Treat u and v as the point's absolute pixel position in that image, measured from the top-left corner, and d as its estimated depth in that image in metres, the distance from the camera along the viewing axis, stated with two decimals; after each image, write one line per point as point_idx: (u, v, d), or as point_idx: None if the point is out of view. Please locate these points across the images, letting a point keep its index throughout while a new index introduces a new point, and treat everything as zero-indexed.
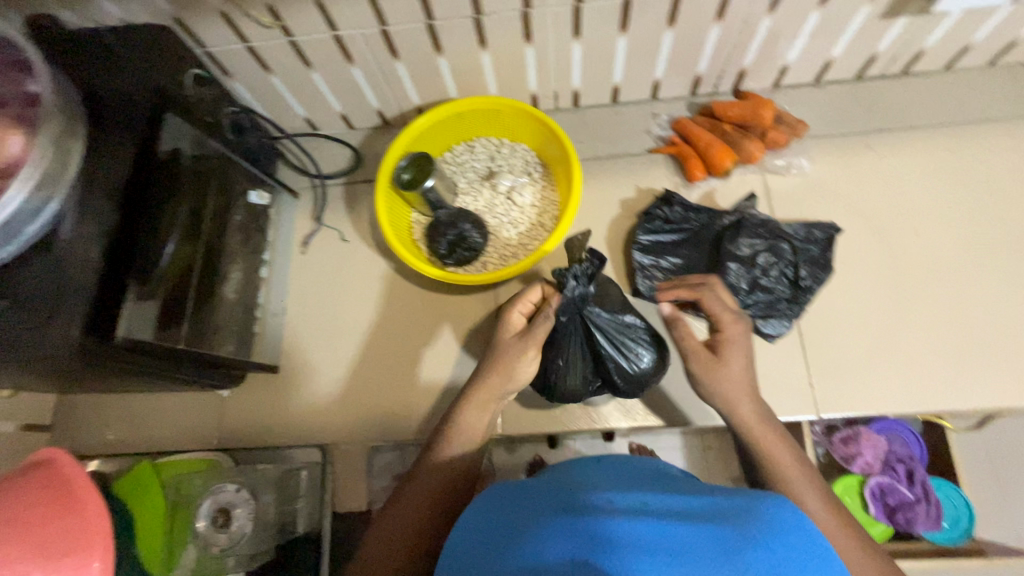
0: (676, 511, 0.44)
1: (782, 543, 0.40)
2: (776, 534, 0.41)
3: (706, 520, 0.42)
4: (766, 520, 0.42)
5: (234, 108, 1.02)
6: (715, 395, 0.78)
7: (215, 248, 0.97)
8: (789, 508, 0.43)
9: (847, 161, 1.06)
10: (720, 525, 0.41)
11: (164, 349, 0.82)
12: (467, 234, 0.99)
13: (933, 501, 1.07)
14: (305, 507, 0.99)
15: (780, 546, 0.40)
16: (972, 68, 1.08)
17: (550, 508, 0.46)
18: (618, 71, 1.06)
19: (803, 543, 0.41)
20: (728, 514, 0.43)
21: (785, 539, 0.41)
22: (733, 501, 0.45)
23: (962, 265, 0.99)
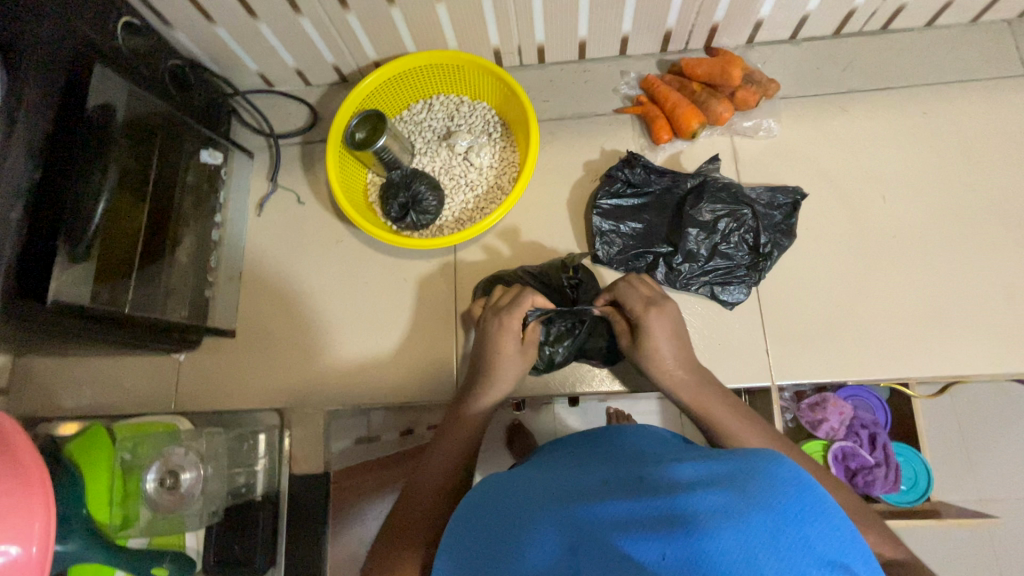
0: (685, 478, 0.45)
1: (778, 498, 0.40)
2: (777, 487, 0.40)
3: (711, 480, 0.43)
4: (767, 474, 0.42)
5: (175, 60, 0.97)
6: (659, 362, 0.78)
7: (165, 210, 0.95)
8: (798, 467, 0.42)
9: (818, 124, 1.02)
10: (717, 483, 0.42)
11: (105, 311, 0.81)
12: (422, 196, 0.96)
13: (893, 465, 1.07)
14: (261, 468, 0.94)
15: (779, 496, 0.39)
16: (955, 25, 1.03)
17: (570, 493, 0.51)
18: (583, 25, 1.01)
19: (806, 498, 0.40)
20: (732, 470, 0.43)
21: (788, 490, 0.40)
22: (739, 459, 0.45)
23: (929, 233, 0.97)
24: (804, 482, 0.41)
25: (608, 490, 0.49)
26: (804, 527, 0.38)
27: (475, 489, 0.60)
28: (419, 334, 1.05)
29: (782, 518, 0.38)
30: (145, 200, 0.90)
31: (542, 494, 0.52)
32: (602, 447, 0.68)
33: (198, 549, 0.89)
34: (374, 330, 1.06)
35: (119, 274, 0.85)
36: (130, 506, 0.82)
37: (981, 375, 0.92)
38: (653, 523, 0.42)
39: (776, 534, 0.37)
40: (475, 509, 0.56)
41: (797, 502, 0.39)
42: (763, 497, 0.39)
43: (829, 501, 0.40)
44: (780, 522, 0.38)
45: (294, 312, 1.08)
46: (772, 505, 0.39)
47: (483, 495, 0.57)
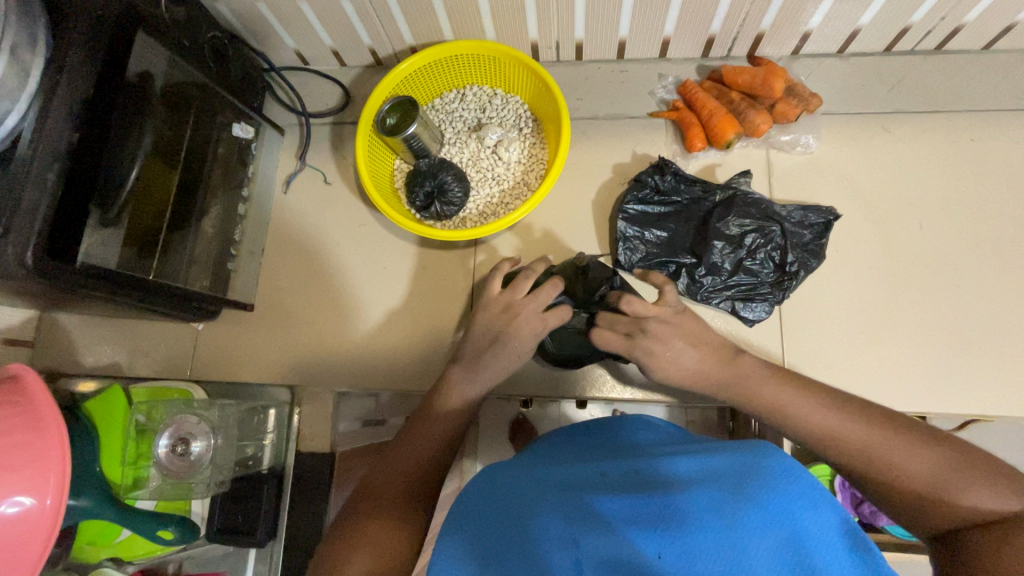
0: (691, 471, 0.47)
1: (777, 501, 0.43)
2: (774, 484, 0.44)
3: (716, 476, 0.46)
4: (762, 472, 0.45)
5: (215, 32, 0.97)
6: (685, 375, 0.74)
7: (194, 179, 0.97)
8: (791, 463, 0.47)
9: (859, 143, 0.99)
10: (719, 480, 0.45)
11: (133, 276, 0.84)
12: (448, 186, 0.96)
13: None
14: (270, 441, 1.01)
15: (771, 496, 0.43)
16: (1015, 51, 0.98)
17: (575, 481, 0.51)
18: (624, 25, 0.99)
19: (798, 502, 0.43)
20: (732, 467, 0.46)
21: (782, 488, 0.44)
22: (736, 455, 0.48)
23: (965, 265, 0.94)
24: (796, 476, 0.45)
25: (614, 481, 0.49)
26: (793, 520, 0.42)
27: (483, 470, 0.58)
28: (434, 323, 1.05)
29: (774, 512, 0.42)
30: (177, 168, 0.92)
31: (544, 478, 0.53)
32: (590, 432, 0.70)
33: (204, 513, 0.96)
34: (388, 315, 1.07)
35: (145, 241, 0.87)
36: (142, 467, 0.85)
37: (1003, 415, 0.89)
38: (661, 519, 0.43)
39: (769, 533, 0.41)
40: (481, 483, 0.55)
41: (789, 499, 0.43)
42: (759, 495, 0.43)
43: (814, 492, 0.45)
44: (773, 520, 0.42)
45: (312, 291, 1.10)
46: (765, 503, 0.43)
47: (483, 476, 0.57)
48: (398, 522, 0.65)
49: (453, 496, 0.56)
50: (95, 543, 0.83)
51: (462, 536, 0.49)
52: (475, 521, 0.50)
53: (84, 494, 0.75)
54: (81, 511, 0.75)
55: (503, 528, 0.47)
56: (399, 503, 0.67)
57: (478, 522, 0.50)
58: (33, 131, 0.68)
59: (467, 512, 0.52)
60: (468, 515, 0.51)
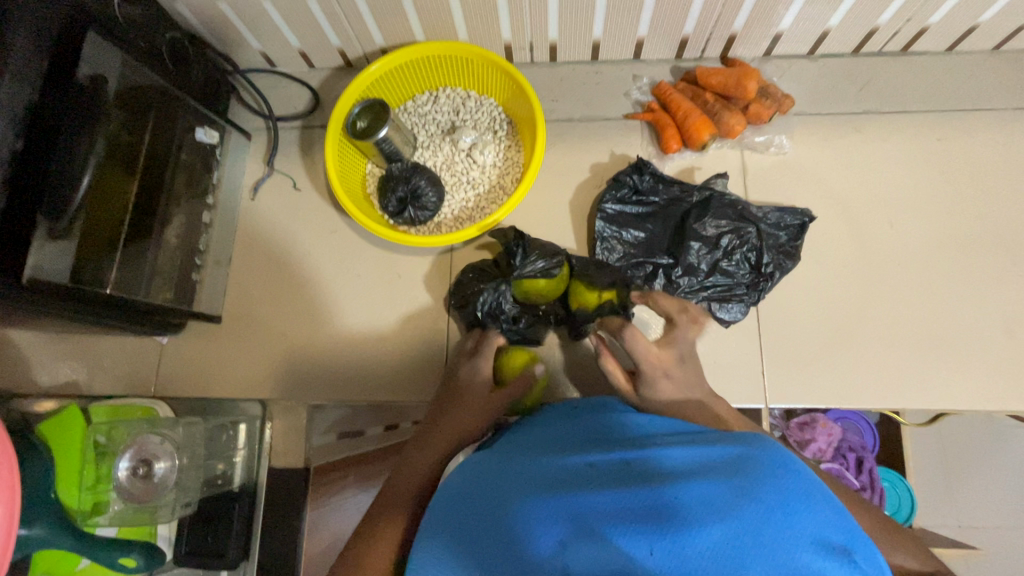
0: (682, 466, 0.45)
1: (773, 497, 0.41)
2: (770, 480, 0.42)
3: (709, 471, 0.44)
4: (758, 467, 0.44)
5: (173, 32, 0.94)
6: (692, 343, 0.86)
7: (155, 187, 0.92)
8: (784, 460, 0.45)
9: (831, 144, 1.00)
10: (714, 475, 0.43)
11: (90, 291, 0.81)
12: (421, 191, 0.94)
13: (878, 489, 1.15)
14: (240, 459, 0.96)
15: (766, 491, 0.41)
16: (977, 52, 1.01)
17: (563, 476, 0.48)
18: (598, 26, 0.98)
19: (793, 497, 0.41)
20: (725, 464, 0.44)
21: (780, 484, 0.42)
22: (731, 449, 0.46)
23: (935, 262, 0.95)
24: (791, 471, 0.44)
25: (603, 474, 0.47)
26: (790, 515, 0.40)
27: (468, 471, 0.56)
28: (412, 331, 1.03)
29: (772, 508, 0.40)
30: (136, 177, 0.88)
31: (528, 473, 0.50)
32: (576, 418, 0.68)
33: (171, 537, 0.89)
34: (363, 325, 1.04)
35: (103, 252, 0.83)
36: (101, 491, 0.80)
37: (974, 410, 0.91)
38: (653, 514, 0.41)
39: (764, 528, 0.39)
40: (466, 483, 0.53)
41: (788, 496, 0.41)
42: (754, 489, 0.41)
43: (809, 489, 0.43)
44: (772, 514, 0.40)
45: (283, 301, 1.06)
46: (761, 497, 0.41)
47: (468, 476, 0.55)
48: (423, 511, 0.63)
49: (436, 498, 0.54)
50: None
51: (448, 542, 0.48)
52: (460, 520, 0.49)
53: (38, 522, 0.72)
54: (36, 540, 0.72)
55: (484, 536, 0.46)
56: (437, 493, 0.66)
57: (463, 528, 0.48)
58: None
59: (451, 512, 0.50)
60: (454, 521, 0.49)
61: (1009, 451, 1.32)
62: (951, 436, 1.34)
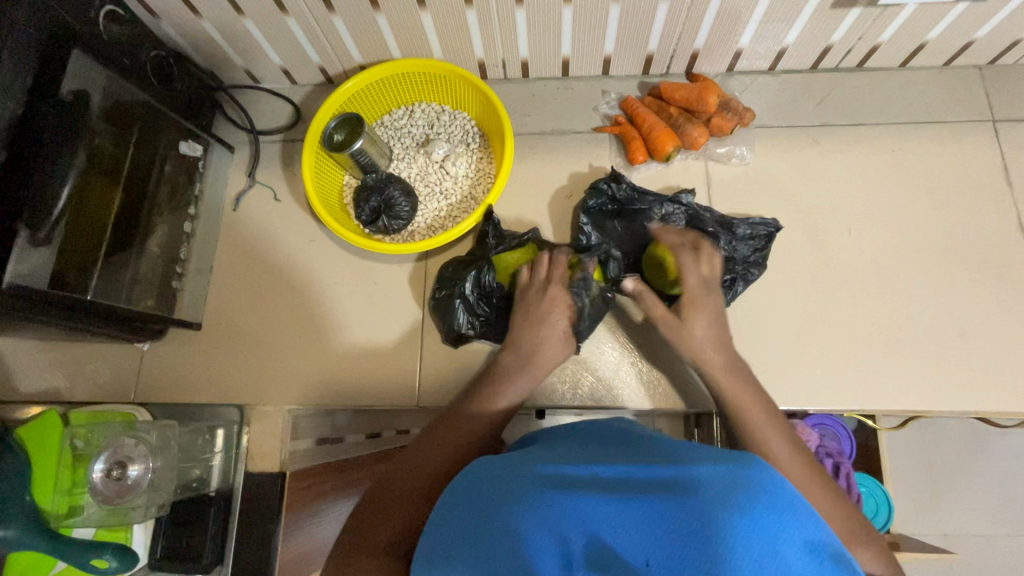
0: (674, 476, 0.48)
1: (761, 509, 0.43)
2: (757, 498, 0.44)
3: (702, 485, 0.46)
4: (747, 485, 0.45)
5: (159, 51, 0.98)
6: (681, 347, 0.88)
7: (138, 198, 0.96)
8: (774, 474, 0.47)
9: (792, 155, 1.04)
10: (703, 489, 0.45)
11: (72, 299, 0.83)
12: (395, 201, 0.97)
13: (852, 494, 1.16)
14: (217, 462, 0.97)
15: (753, 503, 0.44)
16: (928, 67, 1.06)
17: (561, 480, 0.51)
18: (566, 43, 1.02)
19: (778, 510, 0.44)
20: (718, 478, 0.46)
21: (767, 501, 0.44)
22: (720, 465, 0.48)
23: (892, 269, 0.99)
24: (778, 488, 0.46)
25: (600, 482, 0.50)
26: (776, 528, 0.42)
27: (466, 472, 0.59)
28: (389, 338, 1.05)
29: (756, 521, 0.42)
30: (119, 188, 0.92)
31: (525, 476, 0.53)
32: (584, 434, 0.70)
33: (146, 540, 0.93)
34: (342, 332, 1.07)
35: (84, 259, 0.86)
36: (77, 494, 0.82)
37: (936, 411, 0.93)
38: (649, 524, 0.44)
39: (752, 540, 0.42)
40: (468, 484, 0.56)
41: (771, 507, 0.44)
42: (745, 504, 0.43)
43: (796, 502, 0.45)
44: (757, 528, 0.42)
45: (262, 310, 1.08)
46: (750, 512, 0.43)
47: (470, 476, 0.58)
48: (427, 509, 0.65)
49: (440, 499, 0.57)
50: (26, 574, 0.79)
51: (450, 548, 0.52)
52: (461, 519, 0.53)
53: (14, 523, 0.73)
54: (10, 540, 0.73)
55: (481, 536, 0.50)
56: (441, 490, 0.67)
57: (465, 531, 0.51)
58: None
59: (453, 511, 0.54)
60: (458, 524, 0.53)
61: (983, 456, 1.34)
62: (928, 442, 1.36)
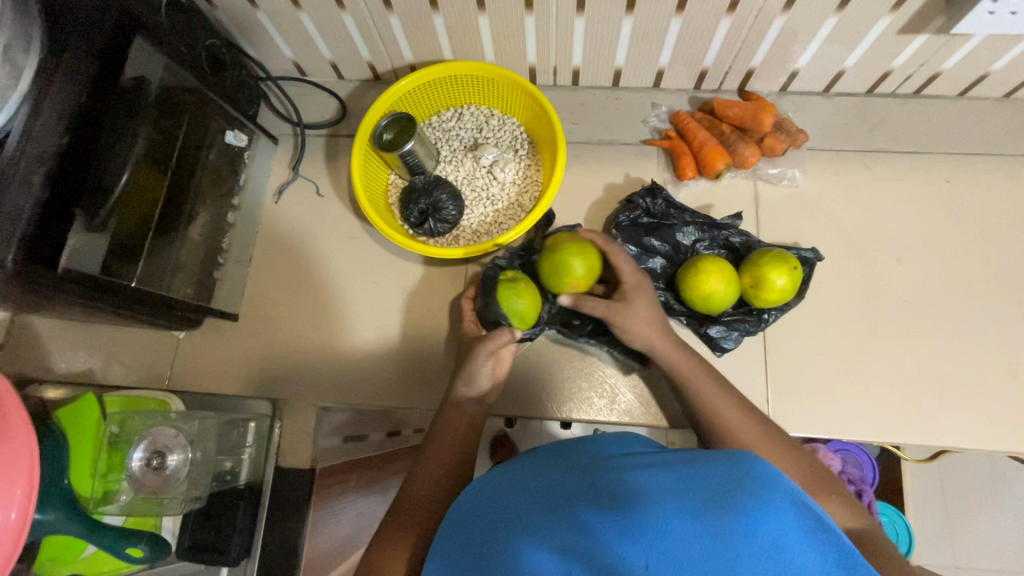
0: (660, 483, 0.47)
1: (754, 507, 0.41)
2: (744, 498, 0.42)
3: (683, 495, 0.44)
4: (729, 487, 0.43)
5: (213, 40, 0.97)
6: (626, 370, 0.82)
7: (183, 184, 0.96)
8: (769, 470, 0.45)
9: (843, 180, 1.03)
10: (695, 491, 0.44)
11: (117, 283, 0.83)
12: (442, 204, 0.96)
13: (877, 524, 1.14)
14: (248, 457, 1.00)
15: (747, 500, 0.41)
16: (987, 98, 1.04)
17: (558, 499, 0.53)
18: (621, 54, 1.01)
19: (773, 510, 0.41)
20: (710, 479, 0.45)
21: (752, 499, 0.42)
22: (711, 464, 0.47)
23: (939, 303, 0.97)
24: (767, 485, 0.42)
25: (593, 492, 0.51)
26: (769, 525, 0.40)
27: (477, 495, 0.62)
28: (424, 341, 1.05)
29: (749, 517, 0.40)
30: (167, 174, 0.91)
31: (538, 499, 0.55)
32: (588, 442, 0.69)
33: (175, 530, 0.90)
34: (377, 332, 1.06)
35: (131, 245, 0.86)
36: (113, 480, 0.82)
37: (974, 449, 0.92)
38: (635, 529, 0.44)
39: (743, 539, 0.39)
40: (485, 505, 0.59)
41: (766, 501, 0.41)
42: (734, 501, 0.42)
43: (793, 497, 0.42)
44: (748, 525, 0.40)
45: (299, 304, 1.08)
46: (742, 508, 0.41)
47: (483, 500, 0.60)
48: (423, 538, 0.69)
49: (449, 522, 0.61)
50: (56, 559, 0.79)
51: (461, 560, 0.54)
52: (479, 538, 0.55)
53: (52, 508, 0.72)
54: (48, 525, 0.72)
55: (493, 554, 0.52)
56: (422, 519, 0.72)
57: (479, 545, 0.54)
58: (22, 131, 0.67)
59: (469, 531, 0.57)
60: (472, 544, 0.55)
61: (1010, 495, 1.32)
62: (954, 476, 1.34)
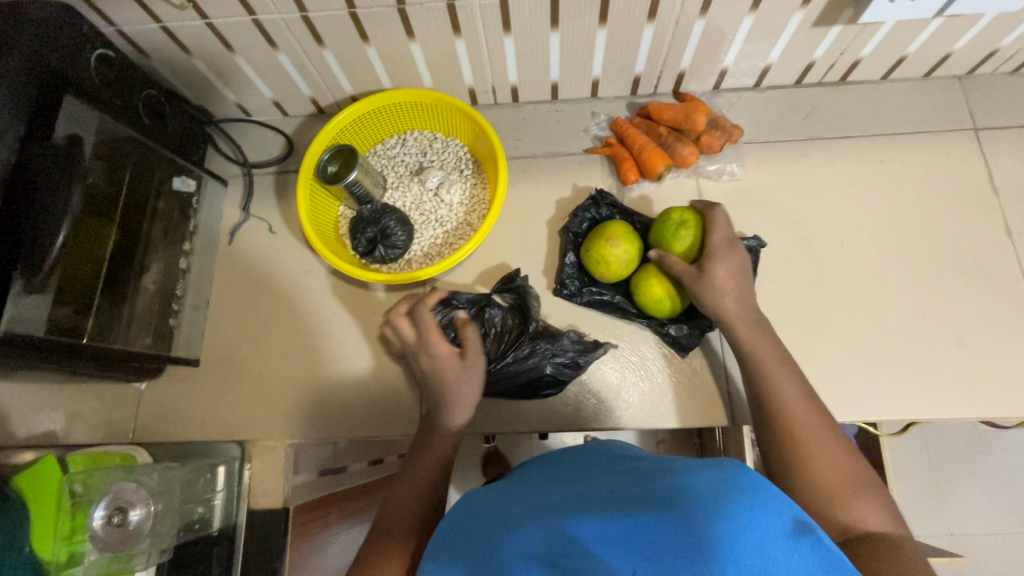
0: (655, 494, 0.48)
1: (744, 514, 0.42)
2: (729, 497, 0.44)
3: (677, 496, 0.46)
4: (714, 488, 0.45)
5: (150, 90, 0.98)
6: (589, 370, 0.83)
7: (133, 236, 0.96)
8: (756, 477, 0.47)
9: (782, 169, 1.06)
10: (690, 500, 0.45)
11: (68, 343, 0.83)
12: (391, 231, 0.98)
13: None
14: (219, 501, 0.95)
15: (736, 507, 0.43)
16: (909, 79, 1.08)
17: (549, 504, 0.54)
18: (554, 68, 1.03)
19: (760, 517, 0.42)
20: (699, 487, 0.47)
21: (737, 498, 0.44)
22: (704, 473, 0.49)
23: (885, 279, 1.00)
24: (754, 487, 0.45)
25: (584, 506, 0.51)
26: (759, 532, 0.41)
27: (465, 508, 0.61)
28: (388, 367, 1.05)
29: (740, 525, 0.42)
30: (115, 226, 0.92)
31: (526, 511, 0.55)
32: (575, 456, 0.70)
33: None
34: (342, 361, 1.06)
35: (80, 301, 0.86)
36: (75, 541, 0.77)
37: (933, 418, 0.94)
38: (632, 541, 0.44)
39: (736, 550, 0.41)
40: (473, 518, 0.59)
41: (752, 506, 0.43)
42: (724, 509, 0.43)
43: (779, 502, 0.44)
44: (739, 532, 0.41)
45: (259, 343, 1.08)
46: (731, 515, 0.42)
47: (472, 513, 0.60)
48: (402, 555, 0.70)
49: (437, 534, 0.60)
50: None
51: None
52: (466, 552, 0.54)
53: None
54: None
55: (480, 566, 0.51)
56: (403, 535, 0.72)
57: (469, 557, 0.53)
58: None
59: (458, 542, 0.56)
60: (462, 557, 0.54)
61: (986, 458, 1.35)
62: (937, 444, 1.36)
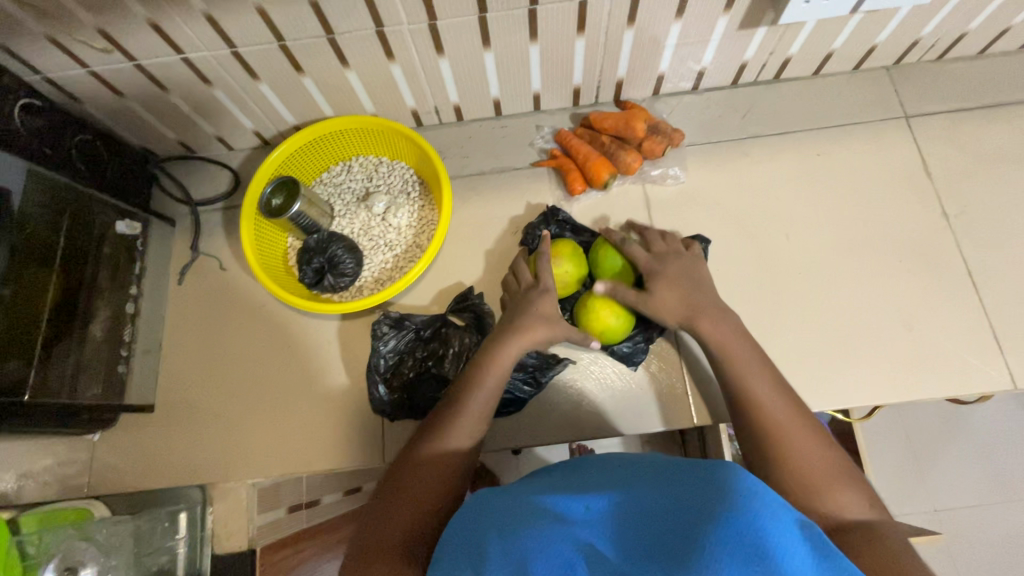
0: (666, 509, 0.47)
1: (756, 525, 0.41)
2: (740, 508, 0.43)
3: (690, 509, 0.45)
4: (726, 499, 0.44)
5: (83, 135, 0.97)
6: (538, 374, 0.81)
7: (76, 283, 0.94)
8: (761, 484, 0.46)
9: (725, 169, 1.08)
10: (703, 513, 0.44)
11: (8, 399, 0.81)
12: (339, 259, 0.97)
13: None
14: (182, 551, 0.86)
15: (749, 516, 0.42)
16: (840, 73, 1.11)
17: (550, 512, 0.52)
18: (493, 86, 1.04)
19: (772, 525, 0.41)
20: (706, 499, 0.46)
21: (747, 509, 0.42)
22: (709, 482, 0.48)
23: (832, 270, 1.01)
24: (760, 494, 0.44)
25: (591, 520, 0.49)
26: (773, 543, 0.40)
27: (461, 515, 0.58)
28: (349, 396, 1.04)
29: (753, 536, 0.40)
30: (54, 273, 0.90)
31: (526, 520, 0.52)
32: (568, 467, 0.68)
33: None
34: (301, 395, 1.05)
35: (20, 354, 0.84)
36: None
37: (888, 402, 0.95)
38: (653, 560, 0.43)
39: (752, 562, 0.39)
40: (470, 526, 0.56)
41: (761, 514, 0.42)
42: (737, 519, 0.42)
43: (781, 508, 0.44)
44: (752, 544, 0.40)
45: (215, 381, 1.06)
46: (744, 526, 0.41)
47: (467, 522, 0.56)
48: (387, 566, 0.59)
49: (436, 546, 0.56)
50: None
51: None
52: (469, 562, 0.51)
53: None
54: None
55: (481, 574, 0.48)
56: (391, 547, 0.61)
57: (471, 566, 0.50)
58: None
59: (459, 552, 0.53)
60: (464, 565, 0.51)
61: (952, 435, 1.37)
62: (904, 426, 1.38)
